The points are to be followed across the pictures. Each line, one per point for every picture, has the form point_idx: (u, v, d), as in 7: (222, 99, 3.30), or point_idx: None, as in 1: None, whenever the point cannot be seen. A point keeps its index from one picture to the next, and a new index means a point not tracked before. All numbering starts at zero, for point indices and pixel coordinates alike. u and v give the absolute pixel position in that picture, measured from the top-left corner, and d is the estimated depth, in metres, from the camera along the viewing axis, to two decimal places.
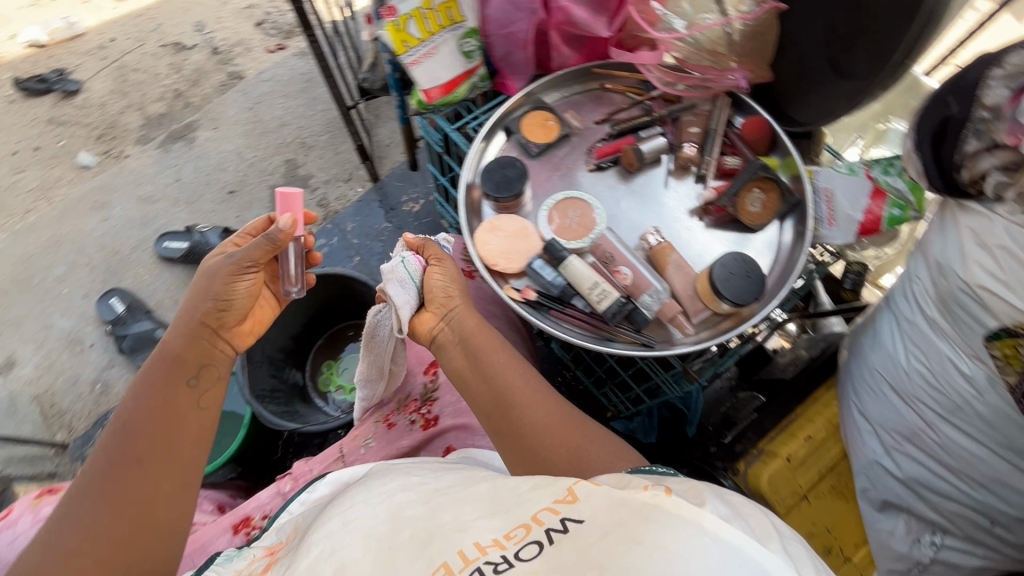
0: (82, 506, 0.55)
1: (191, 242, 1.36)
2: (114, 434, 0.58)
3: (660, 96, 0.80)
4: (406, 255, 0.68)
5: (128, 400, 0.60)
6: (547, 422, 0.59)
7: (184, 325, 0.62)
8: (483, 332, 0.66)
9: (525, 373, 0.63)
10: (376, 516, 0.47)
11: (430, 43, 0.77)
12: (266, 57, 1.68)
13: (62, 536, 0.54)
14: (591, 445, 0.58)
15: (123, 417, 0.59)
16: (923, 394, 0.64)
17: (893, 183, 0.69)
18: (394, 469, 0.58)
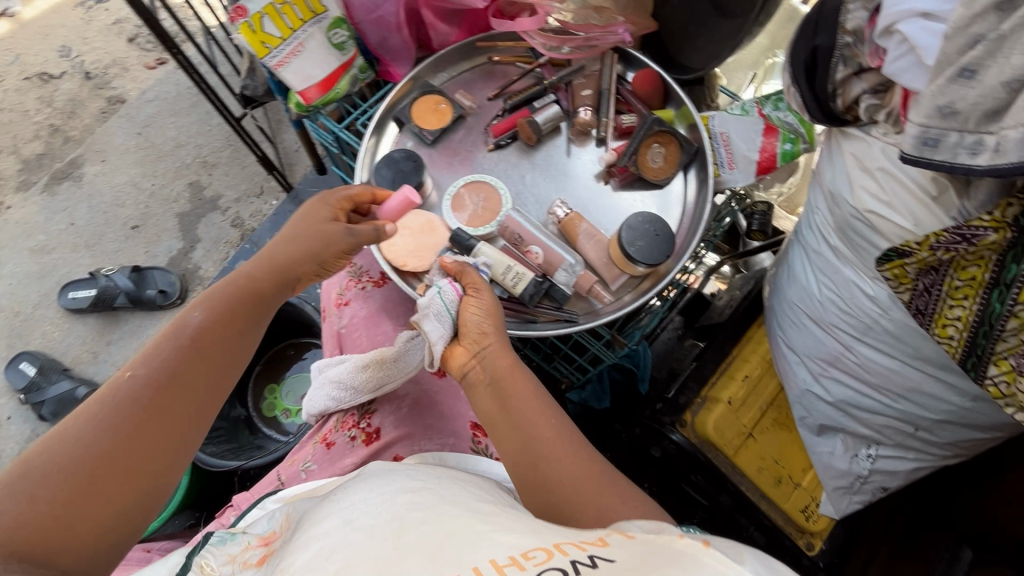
0: (84, 428, 0.45)
1: (98, 288, 1.26)
2: (156, 356, 0.50)
3: (549, 62, 0.77)
4: (442, 284, 0.60)
5: (193, 311, 0.53)
6: (584, 479, 0.48)
7: (278, 270, 0.59)
8: (517, 373, 0.55)
9: (555, 420, 0.52)
10: (382, 517, 0.42)
11: (295, 41, 0.70)
12: (147, 75, 1.55)
13: (47, 460, 0.43)
14: (624, 506, 0.45)
15: (181, 336, 0.51)
16: (837, 320, 0.66)
17: (785, 118, 0.69)
18: (394, 470, 0.54)
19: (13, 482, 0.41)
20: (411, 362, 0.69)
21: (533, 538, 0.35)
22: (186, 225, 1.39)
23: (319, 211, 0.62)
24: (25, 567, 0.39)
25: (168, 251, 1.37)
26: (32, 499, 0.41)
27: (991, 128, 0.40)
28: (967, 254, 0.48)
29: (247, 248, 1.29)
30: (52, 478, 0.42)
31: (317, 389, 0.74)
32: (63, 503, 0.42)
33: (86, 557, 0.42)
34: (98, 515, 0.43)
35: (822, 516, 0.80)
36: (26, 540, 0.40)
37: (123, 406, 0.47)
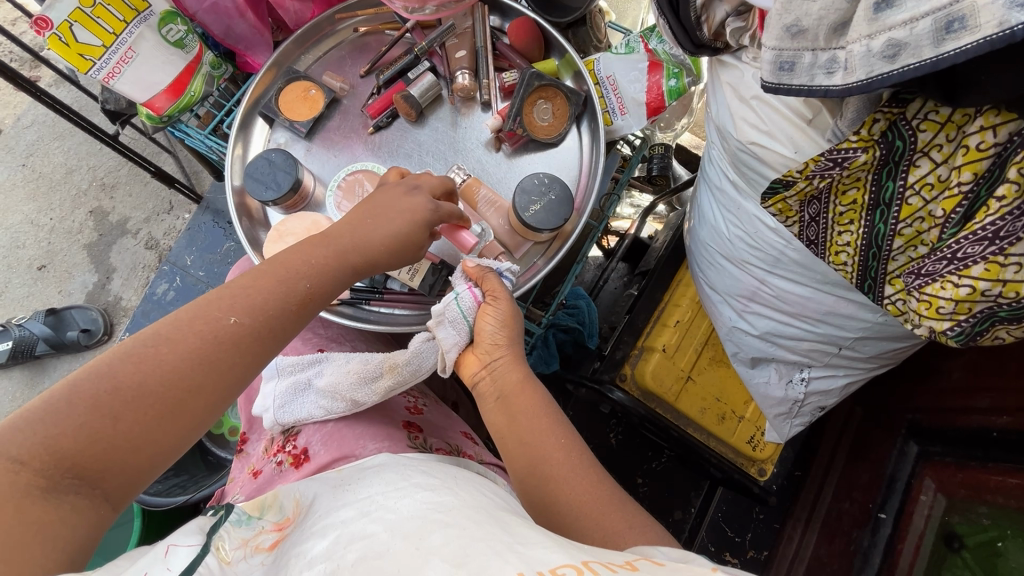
0: (173, 360, 0.42)
1: (13, 340, 1.18)
2: (260, 303, 0.46)
3: (418, 25, 0.71)
4: (459, 290, 0.56)
5: (305, 276, 0.48)
6: (595, 503, 0.48)
7: (367, 265, 0.52)
8: (526, 391, 0.54)
9: (565, 438, 0.52)
10: (405, 512, 0.37)
11: (122, 47, 0.61)
12: (18, 99, 1.41)
13: (136, 379, 0.41)
14: (629, 530, 0.46)
15: (290, 296, 0.47)
16: (747, 255, 0.64)
17: (671, 50, 0.65)
18: (404, 465, 0.49)
19: (96, 393, 0.39)
20: (421, 368, 0.60)
21: (558, 552, 0.32)
22: (98, 255, 1.31)
23: (397, 193, 0.55)
24: (74, 488, 0.38)
25: (84, 286, 1.29)
26: (113, 417, 0.40)
27: (840, 43, 0.38)
28: (843, 179, 0.47)
29: (167, 269, 1.21)
30: (131, 402, 0.40)
31: (296, 397, 0.64)
32: (133, 432, 0.40)
33: (127, 489, 0.41)
34: (153, 454, 0.42)
35: (768, 443, 0.82)
36: (88, 457, 0.39)
37: (211, 355, 0.43)
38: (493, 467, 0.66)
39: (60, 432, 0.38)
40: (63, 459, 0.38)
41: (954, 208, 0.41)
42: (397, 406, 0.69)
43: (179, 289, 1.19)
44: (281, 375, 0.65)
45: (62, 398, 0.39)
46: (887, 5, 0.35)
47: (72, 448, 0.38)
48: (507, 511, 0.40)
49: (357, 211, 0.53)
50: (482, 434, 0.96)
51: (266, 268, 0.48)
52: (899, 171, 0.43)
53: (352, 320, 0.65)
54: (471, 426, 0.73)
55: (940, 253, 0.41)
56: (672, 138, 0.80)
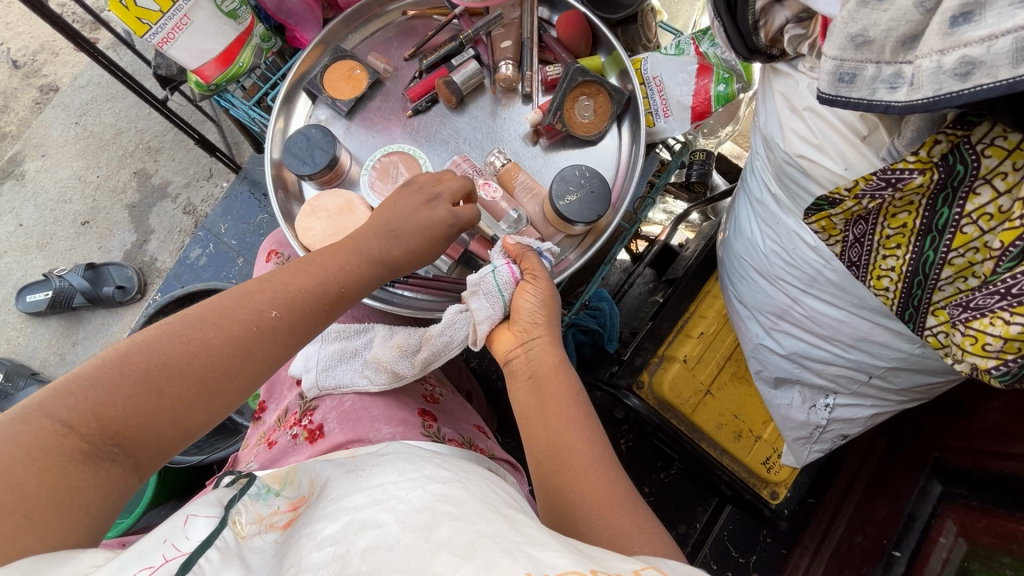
0: (216, 344, 0.43)
1: (53, 289, 1.23)
2: (293, 299, 0.46)
3: (465, 11, 0.70)
4: (497, 263, 0.57)
5: (340, 275, 0.49)
6: (608, 500, 0.47)
7: (388, 270, 0.53)
8: (560, 376, 0.54)
9: (586, 430, 0.51)
10: (415, 503, 0.37)
11: (178, 13, 0.63)
12: (77, 58, 1.46)
13: (183, 358, 0.42)
14: (639, 536, 0.45)
15: (322, 297, 0.48)
16: (783, 271, 0.62)
17: (723, 55, 0.63)
18: (417, 456, 0.49)
19: (146, 364, 0.41)
20: (453, 341, 0.59)
21: (568, 552, 0.32)
22: (139, 215, 1.35)
23: (416, 204, 0.55)
24: (112, 454, 0.39)
25: (123, 245, 1.33)
26: (156, 391, 0.41)
27: (906, 58, 0.37)
28: (895, 201, 0.45)
29: (200, 236, 1.25)
30: (176, 378, 0.41)
31: (341, 363, 0.66)
32: (173, 408, 0.41)
33: (158, 458, 0.42)
34: (187, 430, 0.43)
35: (784, 466, 0.81)
36: (128, 426, 0.40)
37: (249, 345, 0.44)
38: (503, 463, 0.66)
39: (109, 401, 0.39)
40: (108, 426, 0.39)
41: (1013, 241, 0.38)
42: (414, 393, 0.68)
43: (212, 255, 1.24)
44: (325, 340, 0.67)
45: (112, 368, 0.40)
46: (965, 19, 0.34)
47: (117, 417, 0.39)
48: (513, 507, 0.40)
49: (383, 217, 0.54)
50: (493, 426, 0.96)
51: (306, 262, 0.49)
52: (957, 197, 0.41)
53: (376, 300, 0.65)
54: (483, 419, 0.73)
55: (991, 288, 0.40)
56: (715, 145, 0.78)
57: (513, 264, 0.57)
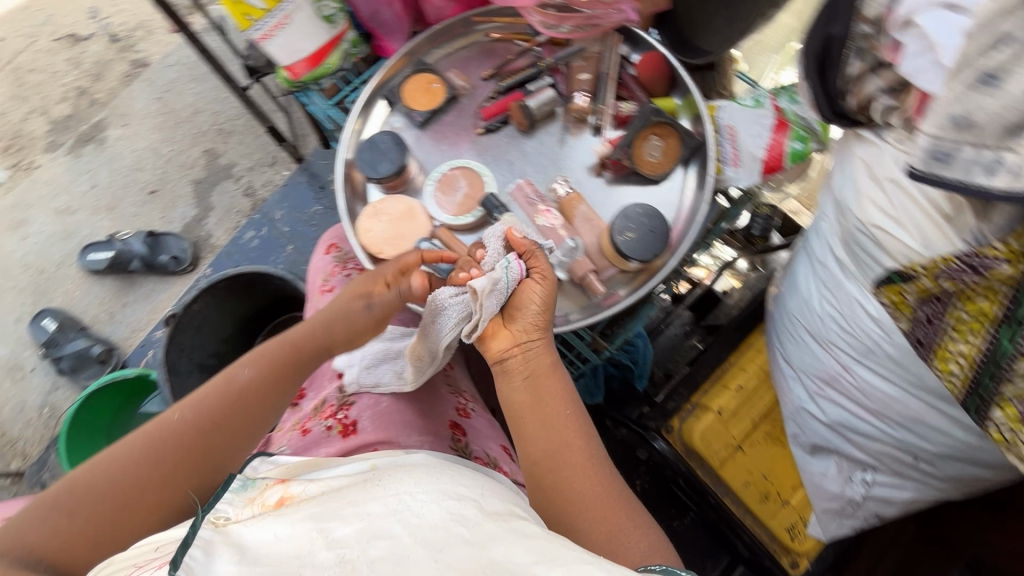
0: (125, 458, 0.47)
1: (115, 251, 1.30)
2: (225, 406, 0.51)
3: (549, 40, 0.72)
4: (509, 259, 0.54)
5: (246, 366, 0.53)
6: (605, 496, 0.51)
7: (307, 347, 0.56)
8: (556, 378, 0.56)
9: (581, 430, 0.54)
10: (429, 518, 0.39)
11: (280, 13, 0.67)
12: (169, 38, 1.56)
13: (94, 477, 0.46)
14: (635, 531, 0.50)
15: (228, 390, 0.52)
16: (837, 338, 0.61)
17: (800, 113, 0.64)
18: (440, 467, 0.50)
19: (60, 492, 0.45)
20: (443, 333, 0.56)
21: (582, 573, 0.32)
22: (202, 191, 1.41)
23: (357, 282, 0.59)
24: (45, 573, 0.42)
25: (183, 218, 1.39)
26: (73, 511, 0.44)
27: (1010, 146, 0.37)
28: (977, 286, 0.44)
29: (256, 219, 1.31)
30: (90, 496, 0.45)
31: (382, 362, 0.67)
32: (89, 520, 0.45)
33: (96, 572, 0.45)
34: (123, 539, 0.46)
35: (809, 537, 0.76)
36: (54, 547, 0.43)
37: (207, 439, 0.50)
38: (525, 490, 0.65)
39: (29, 529, 0.43)
40: (32, 550, 0.42)
41: None
42: (447, 404, 0.69)
43: (264, 238, 1.29)
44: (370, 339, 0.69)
45: (38, 504, 0.44)
46: None
47: (39, 543, 0.43)
48: (524, 521, 0.41)
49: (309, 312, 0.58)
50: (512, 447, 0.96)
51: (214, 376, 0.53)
52: None
53: None
54: (509, 441, 0.73)
55: None
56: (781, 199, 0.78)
57: (520, 260, 0.55)
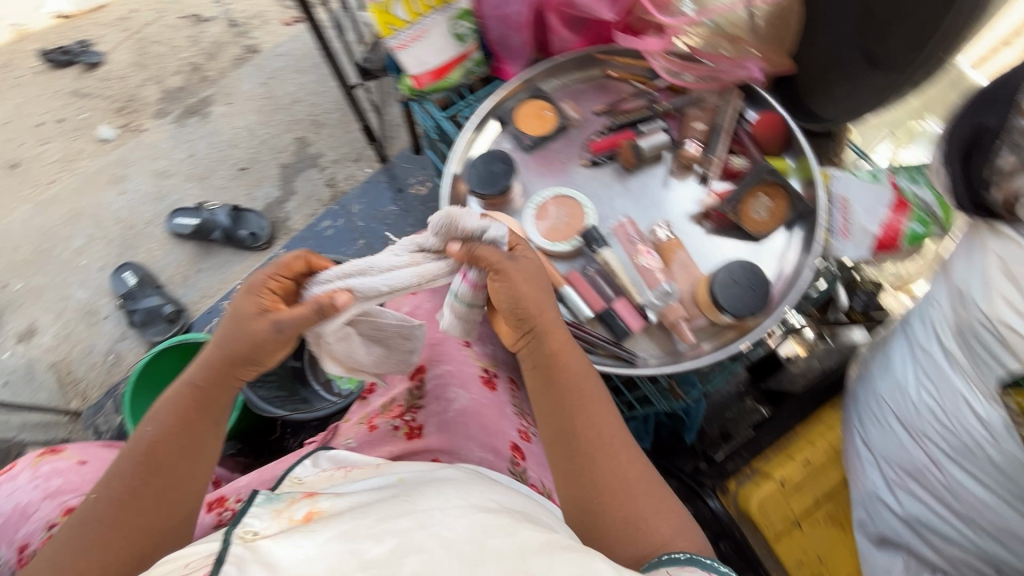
0: (70, 539, 0.49)
1: (200, 220, 1.37)
2: (132, 465, 0.50)
3: (668, 86, 0.74)
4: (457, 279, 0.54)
5: (147, 426, 0.52)
6: (625, 480, 0.50)
7: (196, 395, 0.52)
8: (568, 357, 0.53)
9: (596, 411, 0.52)
10: (460, 532, 0.42)
11: (419, 27, 0.72)
12: (282, 31, 1.66)
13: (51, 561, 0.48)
14: (656, 517, 0.49)
15: (134, 453, 0.51)
16: (933, 431, 0.59)
17: (920, 194, 0.63)
18: (470, 484, 0.51)
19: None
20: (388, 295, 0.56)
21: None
22: (288, 175, 1.48)
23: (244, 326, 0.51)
24: None
25: (266, 197, 1.45)
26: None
27: None
28: None
29: (335, 210, 1.35)
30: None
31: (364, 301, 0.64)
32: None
33: None
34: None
35: None
36: None
37: (141, 483, 0.50)
38: None
39: None
40: None
41: None
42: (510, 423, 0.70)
43: (339, 228, 1.34)
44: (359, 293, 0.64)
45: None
46: None
47: None
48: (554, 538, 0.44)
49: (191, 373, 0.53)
50: None
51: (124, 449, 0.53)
52: None
53: None
54: None
55: None
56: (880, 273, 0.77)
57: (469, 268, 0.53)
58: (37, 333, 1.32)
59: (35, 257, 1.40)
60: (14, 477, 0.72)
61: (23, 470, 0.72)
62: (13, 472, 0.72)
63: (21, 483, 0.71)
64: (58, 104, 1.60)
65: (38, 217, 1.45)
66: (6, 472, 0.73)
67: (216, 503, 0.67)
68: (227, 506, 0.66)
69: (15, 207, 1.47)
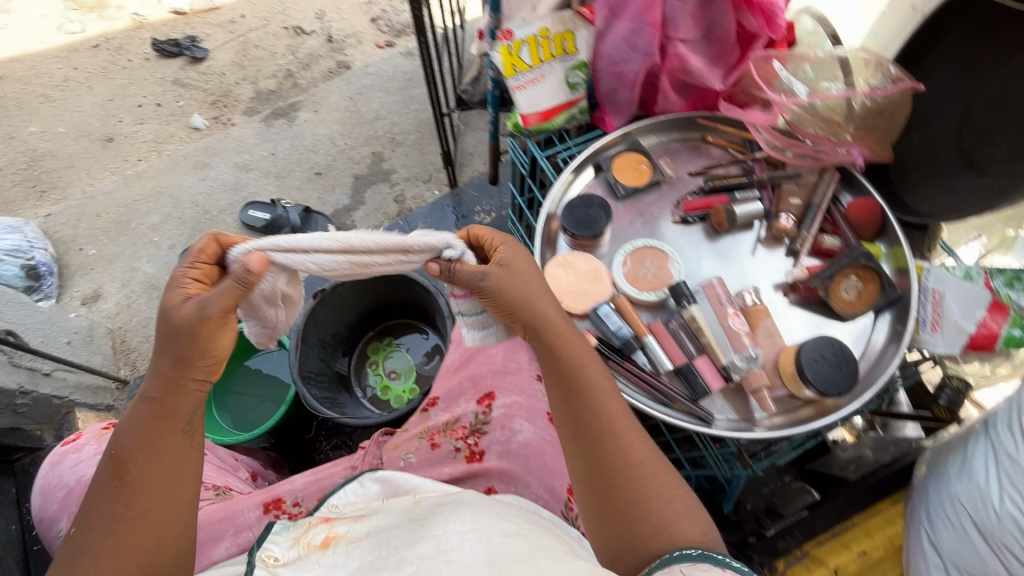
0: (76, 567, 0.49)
1: (273, 215, 1.42)
2: (108, 484, 0.50)
3: (765, 158, 0.77)
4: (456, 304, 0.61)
5: (111, 450, 0.51)
6: (627, 463, 0.52)
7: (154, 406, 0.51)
8: (567, 344, 0.56)
9: (597, 395, 0.55)
10: (476, 558, 0.44)
11: (539, 71, 0.76)
12: (375, 52, 1.76)
13: None
14: (657, 499, 0.51)
15: (104, 478, 0.50)
16: (1014, 544, 0.58)
17: (1015, 298, 0.63)
18: (483, 506, 0.52)
19: None
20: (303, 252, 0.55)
21: None
22: (359, 186, 1.53)
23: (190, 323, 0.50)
24: None
25: (335, 204, 1.51)
26: None
27: None
28: None
29: (400, 225, 1.42)
30: None
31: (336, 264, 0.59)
32: None
33: None
34: None
35: None
36: None
37: (124, 500, 0.50)
38: None
39: None
40: None
41: None
42: None
43: None
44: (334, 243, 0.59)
45: None
46: None
47: None
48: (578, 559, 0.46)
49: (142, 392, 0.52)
50: None
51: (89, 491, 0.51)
52: None
53: None
54: None
55: None
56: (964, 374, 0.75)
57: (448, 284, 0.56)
58: (101, 298, 1.38)
59: (112, 227, 1.48)
60: (80, 449, 0.74)
61: (89, 442, 0.75)
62: (78, 444, 0.75)
63: (86, 455, 0.73)
64: (159, 89, 1.71)
65: (122, 191, 1.53)
66: (70, 443, 0.76)
67: (273, 505, 0.70)
68: (285, 509, 0.70)
69: (103, 178, 1.55)
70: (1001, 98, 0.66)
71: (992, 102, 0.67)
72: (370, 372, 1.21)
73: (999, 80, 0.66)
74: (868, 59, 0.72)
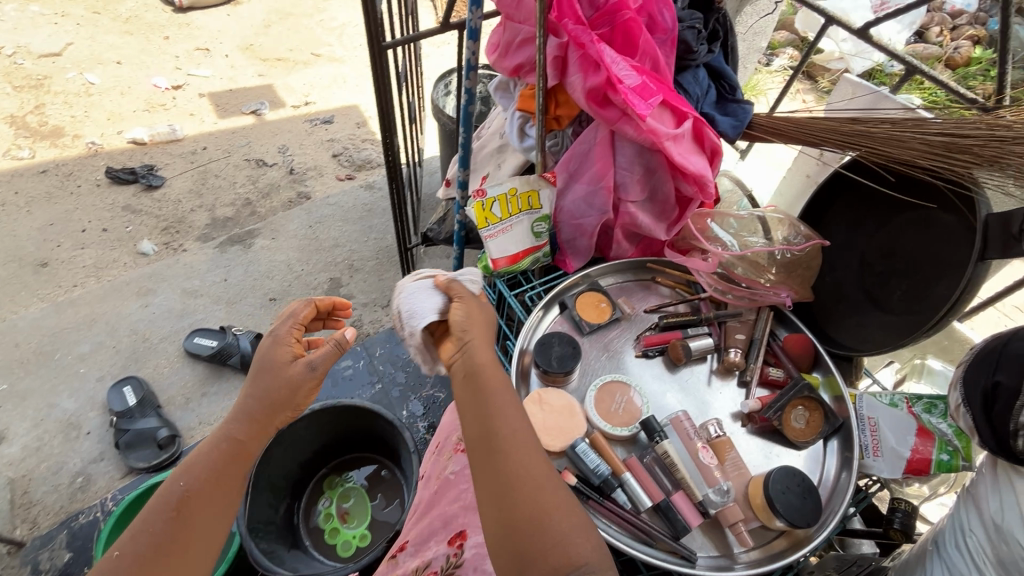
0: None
1: (222, 343, 1.35)
2: (169, 510, 0.52)
3: (709, 298, 0.86)
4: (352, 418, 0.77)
5: (183, 476, 0.54)
6: (533, 477, 0.51)
7: (247, 437, 0.59)
8: (494, 372, 0.58)
9: (509, 406, 0.55)
10: None
11: (507, 223, 0.85)
12: (336, 184, 1.86)
13: None
14: (561, 519, 0.49)
15: (166, 499, 0.53)
16: None
17: (936, 423, 0.71)
18: None
19: None
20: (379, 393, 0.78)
21: None
22: None
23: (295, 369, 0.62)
24: None
25: None
26: None
27: None
28: None
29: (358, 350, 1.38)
30: None
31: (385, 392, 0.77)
32: None
33: None
34: None
35: None
36: None
37: (174, 534, 0.51)
38: None
39: None
40: None
41: None
42: None
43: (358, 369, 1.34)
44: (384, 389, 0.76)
45: None
46: None
47: None
48: None
49: (241, 418, 0.59)
50: None
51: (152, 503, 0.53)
52: None
53: None
54: None
55: None
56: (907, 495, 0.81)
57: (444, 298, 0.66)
58: (5, 442, 1.22)
59: (32, 358, 1.35)
60: None
61: None
62: None
63: None
64: (107, 215, 1.69)
65: (50, 318, 1.43)
66: None
67: None
68: None
69: (29, 305, 1.45)
70: (887, 250, 0.80)
71: (881, 253, 0.81)
72: (320, 511, 1.11)
73: (884, 236, 0.81)
74: (781, 219, 0.87)
